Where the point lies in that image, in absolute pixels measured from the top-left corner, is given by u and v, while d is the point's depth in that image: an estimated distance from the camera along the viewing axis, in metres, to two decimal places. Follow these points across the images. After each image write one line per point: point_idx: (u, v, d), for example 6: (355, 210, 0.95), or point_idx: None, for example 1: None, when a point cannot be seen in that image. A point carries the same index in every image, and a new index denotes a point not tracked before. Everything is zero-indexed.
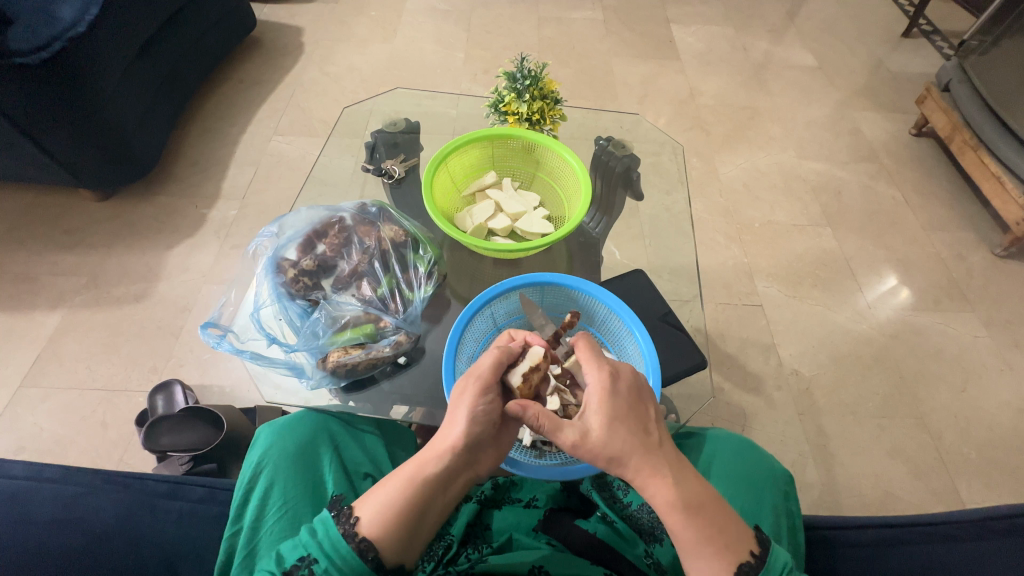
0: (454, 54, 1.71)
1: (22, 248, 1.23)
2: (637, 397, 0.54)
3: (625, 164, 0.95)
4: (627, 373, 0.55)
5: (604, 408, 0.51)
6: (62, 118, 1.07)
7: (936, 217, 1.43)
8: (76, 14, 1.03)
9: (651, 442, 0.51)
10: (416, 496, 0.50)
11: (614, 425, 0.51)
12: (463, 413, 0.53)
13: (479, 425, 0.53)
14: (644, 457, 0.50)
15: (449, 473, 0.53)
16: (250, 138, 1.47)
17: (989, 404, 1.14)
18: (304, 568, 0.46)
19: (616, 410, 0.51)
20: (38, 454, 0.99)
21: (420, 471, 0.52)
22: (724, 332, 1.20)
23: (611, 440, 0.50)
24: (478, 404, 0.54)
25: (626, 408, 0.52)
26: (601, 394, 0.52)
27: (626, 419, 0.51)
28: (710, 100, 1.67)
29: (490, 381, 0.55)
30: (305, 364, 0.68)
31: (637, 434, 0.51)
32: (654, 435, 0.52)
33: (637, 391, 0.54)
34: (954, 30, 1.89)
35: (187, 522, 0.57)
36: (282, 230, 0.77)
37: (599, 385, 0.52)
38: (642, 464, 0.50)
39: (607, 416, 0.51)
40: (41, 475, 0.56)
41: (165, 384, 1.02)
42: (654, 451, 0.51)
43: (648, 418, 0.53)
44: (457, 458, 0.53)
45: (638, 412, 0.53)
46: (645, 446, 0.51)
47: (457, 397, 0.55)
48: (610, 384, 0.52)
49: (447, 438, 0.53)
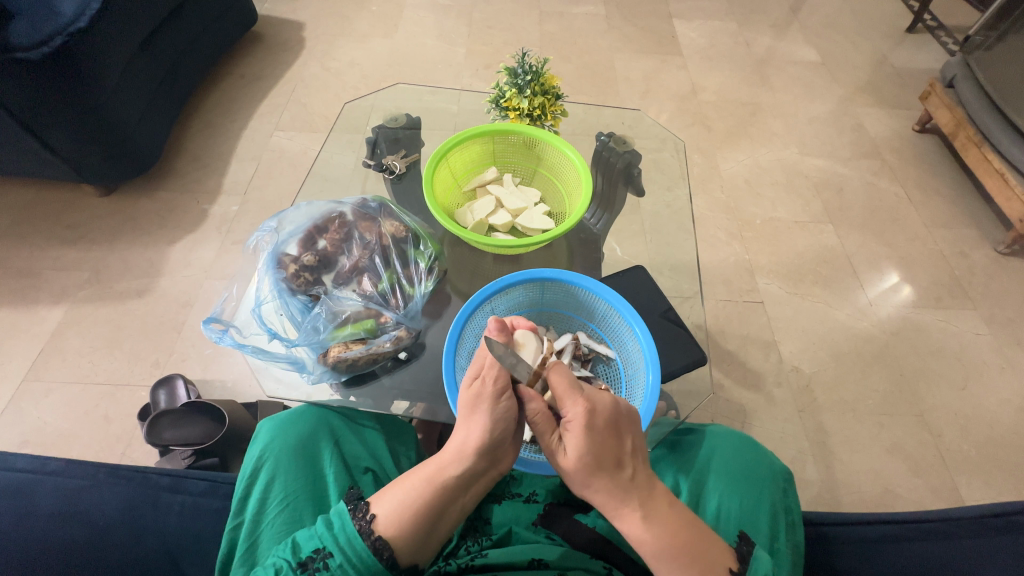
0: (455, 50, 1.70)
1: (25, 243, 1.24)
2: (614, 430, 0.52)
3: (626, 159, 0.94)
4: (604, 408, 0.52)
5: (578, 442, 0.50)
6: (64, 113, 1.07)
7: (939, 214, 1.43)
8: (78, 8, 1.03)
9: (622, 478, 0.50)
10: (434, 497, 0.50)
11: (587, 460, 0.50)
12: (483, 415, 0.52)
13: (499, 428, 0.52)
14: (611, 492, 0.50)
15: (470, 474, 0.52)
16: (252, 133, 1.47)
17: (990, 402, 1.14)
18: (318, 561, 0.47)
19: (589, 447, 0.50)
20: (41, 447, 0.99)
21: (441, 472, 0.51)
22: (724, 329, 1.20)
23: (582, 473, 0.50)
24: (500, 405, 0.53)
25: (601, 444, 0.50)
26: (576, 431, 0.50)
27: (598, 455, 0.50)
28: (712, 96, 1.66)
29: (501, 383, 0.53)
30: (306, 359, 0.69)
31: (608, 471, 0.50)
32: (629, 470, 0.51)
33: (615, 423, 0.52)
34: (959, 25, 1.88)
35: (189, 515, 0.58)
36: (281, 225, 0.77)
37: (574, 420, 0.50)
38: (609, 499, 0.50)
39: (581, 450, 0.50)
40: (45, 468, 0.57)
41: (167, 378, 1.02)
42: (625, 487, 0.50)
43: (624, 452, 0.51)
44: (478, 460, 0.52)
45: (613, 446, 0.51)
46: (614, 483, 0.50)
47: (477, 398, 0.53)
48: (587, 422, 0.50)
49: (467, 440, 0.52)
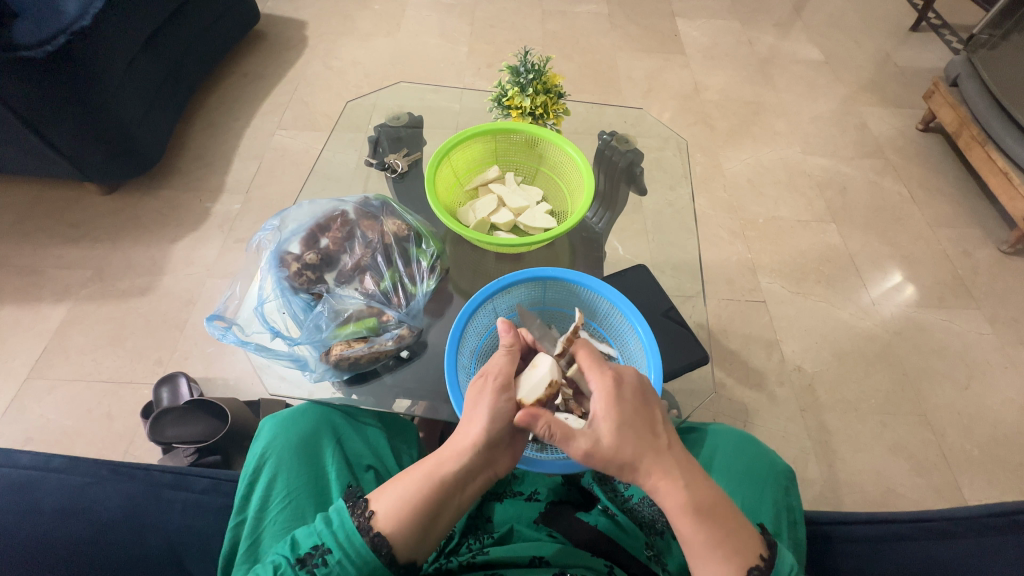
0: (458, 49, 1.70)
1: (29, 241, 1.24)
2: (643, 400, 0.53)
3: (629, 158, 0.94)
4: (631, 377, 0.54)
5: (611, 412, 0.50)
6: (68, 111, 1.08)
7: (942, 213, 1.42)
8: (81, 7, 1.03)
9: (659, 445, 0.50)
10: (433, 494, 0.51)
11: (624, 432, 0.50)
12: (482, 412, 0.53)
13: (498, 425, 0.53)
14: (655, 461, 0.49)
15: (468, 471, 0.53)
16: (254, 132, 1.48)
17: (993, 402, 1.14)
18: (317, 558, 0.46)
19: (623, 417, 0.50)
20: (45, 444, 1.00)
21: (439, 468, 0.52)
22: (726, 329, 1.19)
23: (621, 446, 0.50)
24: (500, 402, 0.54)
25: (633, 413, 0.51)
26: (607, 402, 0.51)
27: (632, 423, 0.50)
28: (715, 95, 1.65)
29: (508, 376, 0.56)
30: (308, 357, 0.69)
31: (645, 440, 0.50)
32: (663, 437, 0.51)
33: (642, 392, 0.53)
34: (963, 24, 1.87)
35: (191, 513, 0.58)
36: (284, 223, 0.77)
37: (605, 389, 0.52)
38: (653, 467, 0.49)
39: (615, 422, 0.50)
40: (48, 464, 0.57)
41: (170, 376, 1.03)
42: (664, 454, 0.50)
43: (655, 419, 0.52)
44: (476, 456, 0.53)
45: (646, 415, 0.52)
46: (654, 450, 0.50)
47: (476, 396, 0.55)
48: (615, 389, 0.52)
49: (467, 437, 0.53)
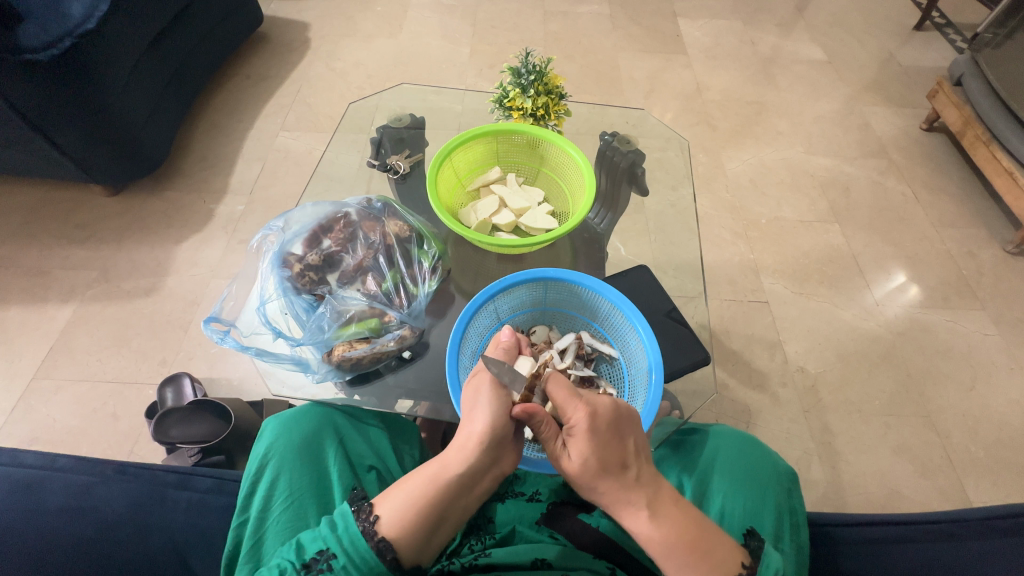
0: (460, 50, 1.71)
1: (35, 242, 1.25)
2: (616, 432, 0.52)
3: (630, 159, 0.94)
4: (605, 409, 0.53)
5: (583, 447, 0.51)
6: (74, 114, 1.09)
7: (947, 213, 1.42)
8: (86, 10, 1.04)
9: (627, 481, 0.50)
10: (438, 498, 0.51)
11: (591, 464, 0.51)
12: (486, 409, 0.54)
13: (501, 422, 0.54)
14: (619, 494, 0.50)
15: (473, 472, 0.53)
16: (258, 133, 1.48)
17: (999, 403, 1.13)
18: (322, 563, 0.47)
19: (593, 450, 0.51)
20: (50, 445, 1.01)
21: (443, 472, 0.52)
22: (728, 329, 1.19)
23: (589, 477, 0.51)
24: (500, 397, 0.55)
25: (604, 446, 0.51)
26: (580, 434, 0.51)
27: (602, 457, 0.51)
28: (717, 95, 1.65)
29: (504, 375, 0.56)
30: (310, 359, 0.69)
31: (613, 473, 0.51)
32: (632, 471, 0.51)
33: (617, 424, 0.53)
34: (967, 23, 1.87)
35: (196, 512, 0.58)
36: (288, 224, 0.77)
37: (578, 424, 0.52)
38: (617, 501, 0.50)
39: (585, 455, 0.51)
40: (54, 464, 0.57)
41: (174, 376, 1.03)
42: (630, 488, 0.50)
43: (627, 453, 0.52)
44: (480, 457, 0.53)
45: (616, 448, 0.52)
46: (620, 484, 0.50)
47: (476, 395, 0.55)
48: (588, 425, 0.51)
49: (471, 435, 0.53)
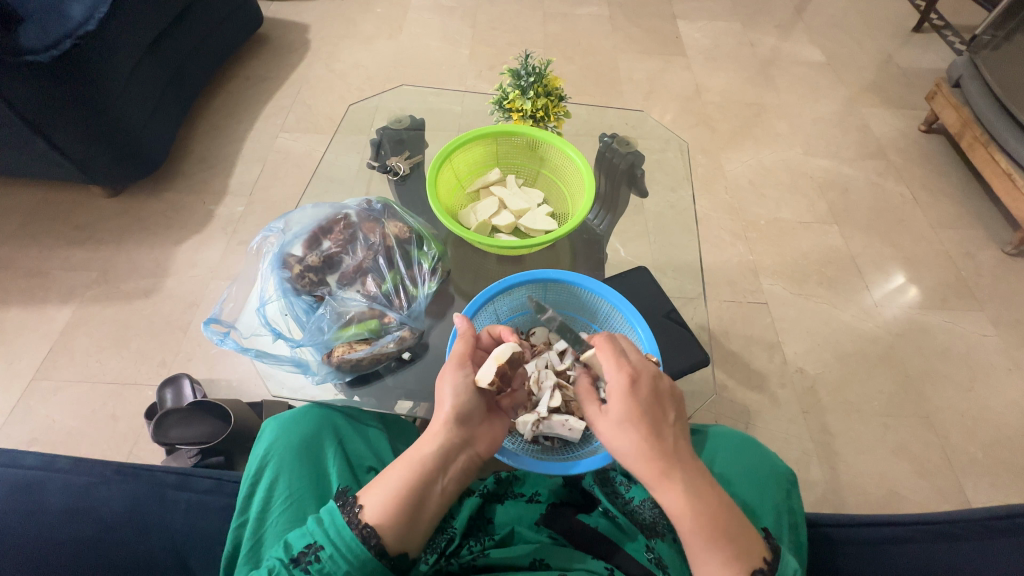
0: (460, 51, 1.71)
1: (34, 243, 1.25)
2: (657, 399, 0.52)
3: (630, 160, 0.94)
4: (648, 375, 0.53)
5: (623, 410, 0.50)
6: (73, 115, 1.09)
7: (946, 215, 1.42)
8: (86, 12, 1.04)
9: (666, 448, 0.50)
10: (416, 480, 0.51)
11: (628, 423, 0.50)
12: (450, 391, 0.55)
13: (466, 398, 0.55)
14: (660, 463, 0.49)
15: (448, 453, 0.53)
16: (258, 134, 1.48)
17: (998, 404, 1.13)
18: (310, 556, 0.47)
19: (632, 410, 0.50)
20: (49, 445, 1.01)
21: (417, 454, 0.53)
22: (728, 330, 1.19)
23: (624, 437, 0.50)
24: (461, 376, 0.55)
25: (644, 410, 0.50)
26: (621, 393, 0.51)
27: (643, 421, 0.50)
28: (716, 96, 1.65)
29: (468, 358, 0.57)
30: (311, 360, 0.69)
31: (652, 435, 0.50)
32: (669, 439, 0.51)
33: (657, 392, 0.52)
34: (965, 25, 1.87)
35: (195, 513, 0.58)
36: (288, 226, 0.77)
37: (619, 386, 0.51)
38: (658, 471, 0.49)
39: (626, 418, 0.50)
40: (53, 465, 0.57)
41: (174, 377, 1.03)
42: (668, 455, 0.50)
43: (666, 421, 0.51)
44: (452, 437, 0.54)
45: (656, 413, 0.51)
46: (660, 452, 0.49)
47: (440, 378, 0.56)
48: (630, 387, 0.51)
49: (439, 416, 0.54)
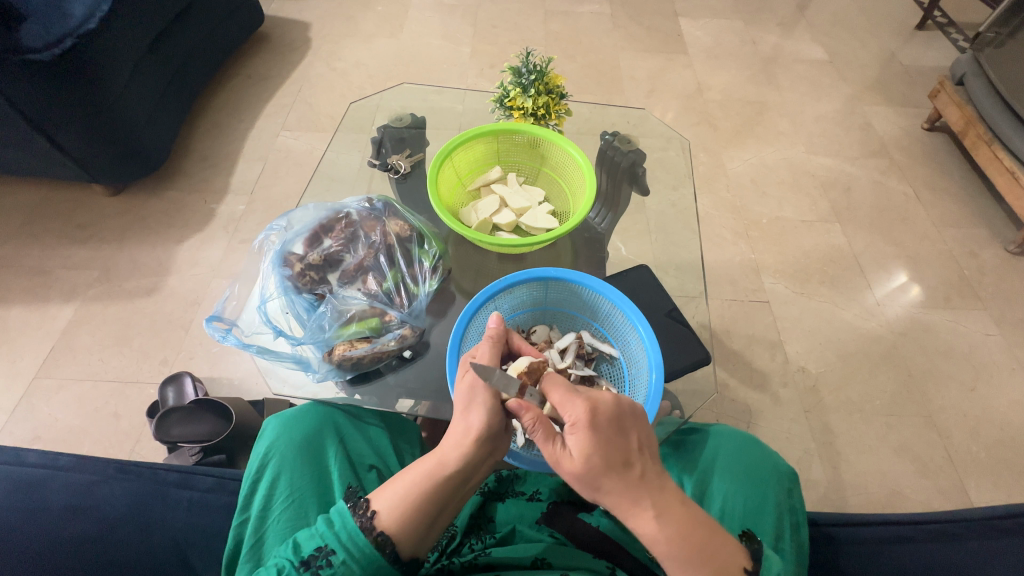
0: (461, 49, 1.71)
1: (36, 241, 1.26)
2: (617, 427, 0.50)
3: (631, 158, 0.94)
4: (606, 405, 0.51)
5: (582, 443, 0.48)
6: (75, 114, 1.09)
7: (948, 213, 1.41)
8: (88, 10, 1.04)
9: (631, 477, 0.48)
10: (436, 492, 0.51)
11: (592, 461, 0.48)
12: (482, 403, 0.53)
13: (496, 415, 0.53)
14: (623, 492, 0.48)
15: (470, 464, 0.53)
16: (259, 133, 1.48)
17: (1000, 403, 1.13)
18: (321, 559, 0.47)
19: (596, 443, 0.48)
20: (52, 444, 1.01)
21: (440, 468, 0.52)
22: (729, 329, 1.19)
23: (591, 472, 0.48)
24: (493, 394, 0.54)
25: (606, 442, 0.49)
26: (579, 433, 0.49)
27: (604, 454, 0.48)
28: (718, 95, 1.65)
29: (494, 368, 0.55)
30: (311, 358, 0.69)
31: (616, 470, 0.48)
32: (637, 469, 0.49)
33: (619, 420, 0.50)
34: (968, 22, 1.86)
35: (198, 511, 0.58)
36: (289, 224, 0.77)
37: (576, 419, 0.49)
38: (621, 499, 0.48)
39: (586, 452, 0.48)
40: (56, 463, 0.58)
41: (175, 375, 1.04)
42: (635, 485, 0.48)
43: (631, 449, 0.49)
44: (476, 450, 0.53)
45: (621, 443, 0.49)
46: (624, 482, 0.48)
47: (467, 390, 0.54)
48: (586, 421, 0.49)
49: (469, 429, 0.53)
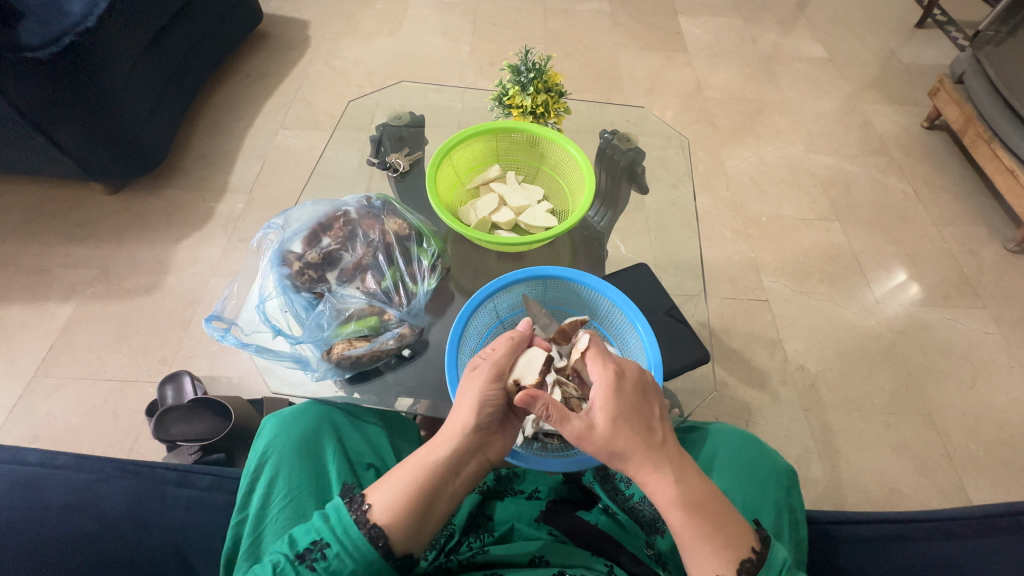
0: (460, 47, 1.70)
1: (35, 240, 1.26)
2: (642, 395, 0.52)
3: (630, 157, 0.94)
4: (632, 372, 0.53)
5: (609, 405, 0.50)
6: (74, 112, 1.09)
7: (948, 212, 1.41)
8: (86, 7, 1.04)
9: (653, 441, 0.50)
10: (427, 484, 0.51)
11: (617, 423, 0.50)
12: (470, 394, 0.54)
13: (486, 410, 0.54)
14: (645, 455, 0.49)
15: (460, 457, 0.53)
16: (257, 131, 1.48)
17: (999, 401, 1.13)
18: (315, 552, 0.47)
19: (619, 408, 0.50)
20: (52, 442, 1.01)
21: (431, 458, 0.53)
22: (728, 328, 1.19)
23: (615, 438, 0.49)
24: (490, 391, 0.54)
25: (630, 406, 0.51)
26: (606, 395, 0.51)
27: (628, 416, 0.50)
28: (718, 93, 1.65)
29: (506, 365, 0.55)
30: (310, 357, 0.69)
31: (639, 433, 0.50)
32: (657, 434, 0.51)
33: (642, 388, 0.53)
34: (968, 20, 1.86)
35: (196, 509, 0.59)
36: (287, 222, 0.77)
37: (604, 382, 0.51)
38: (642, 461, 0.49)
39: (612, 413, 0.50)
40: (54, 462, 0.57)
41: (175, 374, 1.04)
42: (656, 449, 0.50)
43: (653, 415, 0.52)
44: (468, 441, 0.53)
45: (643, 410, 0.52)
46: (646, 445, 0.50)
47: (468, 382, 0.56)
48: (615, 382, 0.51)
49: (458, 420, 0.54)
